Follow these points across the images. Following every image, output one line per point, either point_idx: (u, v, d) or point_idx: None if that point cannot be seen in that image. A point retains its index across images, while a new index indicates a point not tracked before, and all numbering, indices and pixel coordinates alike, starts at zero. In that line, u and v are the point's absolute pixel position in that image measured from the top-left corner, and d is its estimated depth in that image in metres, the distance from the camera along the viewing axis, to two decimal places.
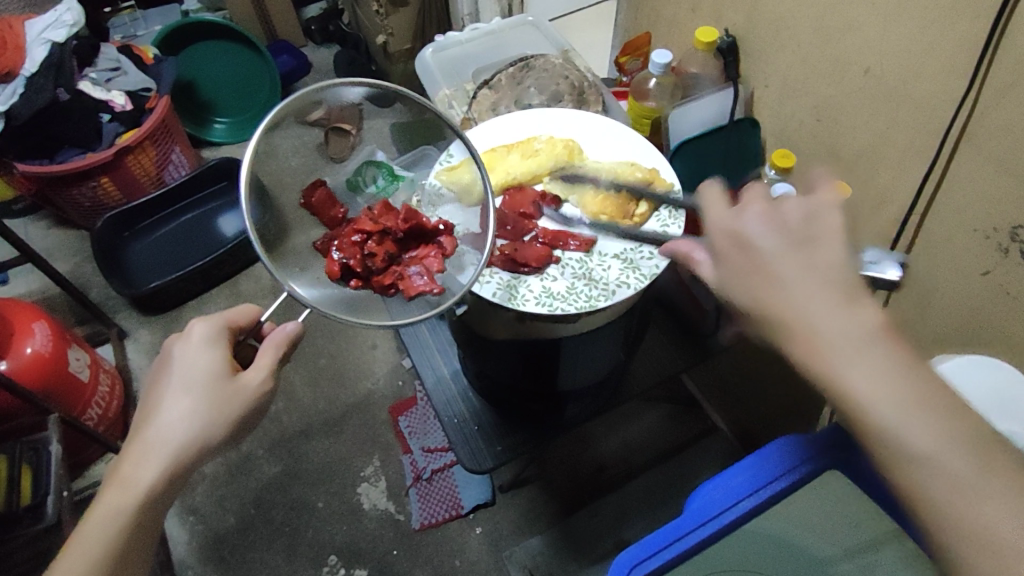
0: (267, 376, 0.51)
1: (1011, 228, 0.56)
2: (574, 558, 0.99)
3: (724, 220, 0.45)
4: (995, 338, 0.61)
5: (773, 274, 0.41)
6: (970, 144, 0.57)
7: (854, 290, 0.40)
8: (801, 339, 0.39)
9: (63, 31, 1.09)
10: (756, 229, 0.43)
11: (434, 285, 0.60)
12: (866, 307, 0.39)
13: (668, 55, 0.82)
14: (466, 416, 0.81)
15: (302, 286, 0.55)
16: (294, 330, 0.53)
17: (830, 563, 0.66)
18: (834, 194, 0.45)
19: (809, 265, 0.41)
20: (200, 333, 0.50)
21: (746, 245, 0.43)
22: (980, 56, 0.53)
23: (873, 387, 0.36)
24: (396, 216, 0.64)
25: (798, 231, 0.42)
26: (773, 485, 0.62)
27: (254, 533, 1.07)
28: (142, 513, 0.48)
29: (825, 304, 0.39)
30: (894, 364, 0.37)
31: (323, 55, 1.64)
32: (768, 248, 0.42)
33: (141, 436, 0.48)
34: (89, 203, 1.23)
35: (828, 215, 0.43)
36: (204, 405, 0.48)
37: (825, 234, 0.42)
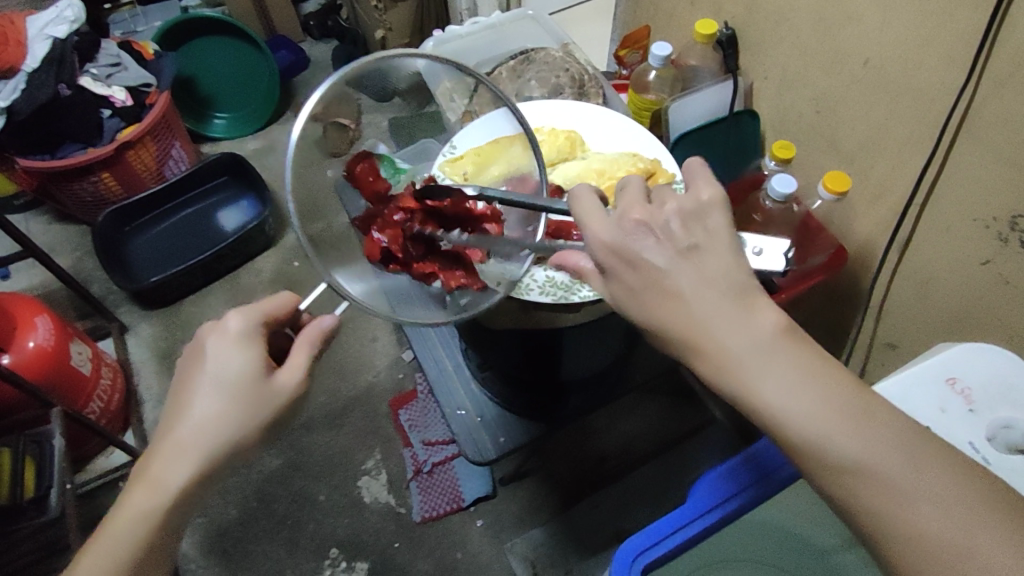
0: (302, 376, 0.51)
1: (1012, 218, 0.56)
2: (575, 551, 1.01)
3: (603, 231, 0.41)
4: (1000, 327, 0.61)
5: (658, 284, 0.39)
6: (969, 135, 0.57)
7: (747, 291, 0.39)
8: (708, 353, 0.38)
9: (64, 27, 1.09)
10: (640, 242, 0.40)
11: (474, 279, 0.62)
12: (760, 308, 0.39)
13: (667, 48, 0.82)
14: (467, 406, 0.84)
15: (349, 279, 0.56)
16: (330, 325, 0.53)
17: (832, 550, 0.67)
18: (713, 186, 0.42)
19: (700, 278, 0.39)
20: (235, 327, 0.50)
21: (635, 262, 0.40)
22: (979, 47, 0.53)
23: (782, 392, 0.37)
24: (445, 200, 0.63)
25: (680, 239, 0.40)
26: (772, 477, 0.64)
27: (255, 526, 1.08)
28: (171, 515, 0.48)
29: (719, 318, 0.38)
30: (801, 368, 0.37)
31: (321, 51, 1.64)
32: (656, 264, 0.39)
33: (171, 435, 0.48)
34: (90, 198, 1.23)
35: (711, 215, 0.40)
36: (238, 406, 0.48)
37: (707, 239, 0.40)
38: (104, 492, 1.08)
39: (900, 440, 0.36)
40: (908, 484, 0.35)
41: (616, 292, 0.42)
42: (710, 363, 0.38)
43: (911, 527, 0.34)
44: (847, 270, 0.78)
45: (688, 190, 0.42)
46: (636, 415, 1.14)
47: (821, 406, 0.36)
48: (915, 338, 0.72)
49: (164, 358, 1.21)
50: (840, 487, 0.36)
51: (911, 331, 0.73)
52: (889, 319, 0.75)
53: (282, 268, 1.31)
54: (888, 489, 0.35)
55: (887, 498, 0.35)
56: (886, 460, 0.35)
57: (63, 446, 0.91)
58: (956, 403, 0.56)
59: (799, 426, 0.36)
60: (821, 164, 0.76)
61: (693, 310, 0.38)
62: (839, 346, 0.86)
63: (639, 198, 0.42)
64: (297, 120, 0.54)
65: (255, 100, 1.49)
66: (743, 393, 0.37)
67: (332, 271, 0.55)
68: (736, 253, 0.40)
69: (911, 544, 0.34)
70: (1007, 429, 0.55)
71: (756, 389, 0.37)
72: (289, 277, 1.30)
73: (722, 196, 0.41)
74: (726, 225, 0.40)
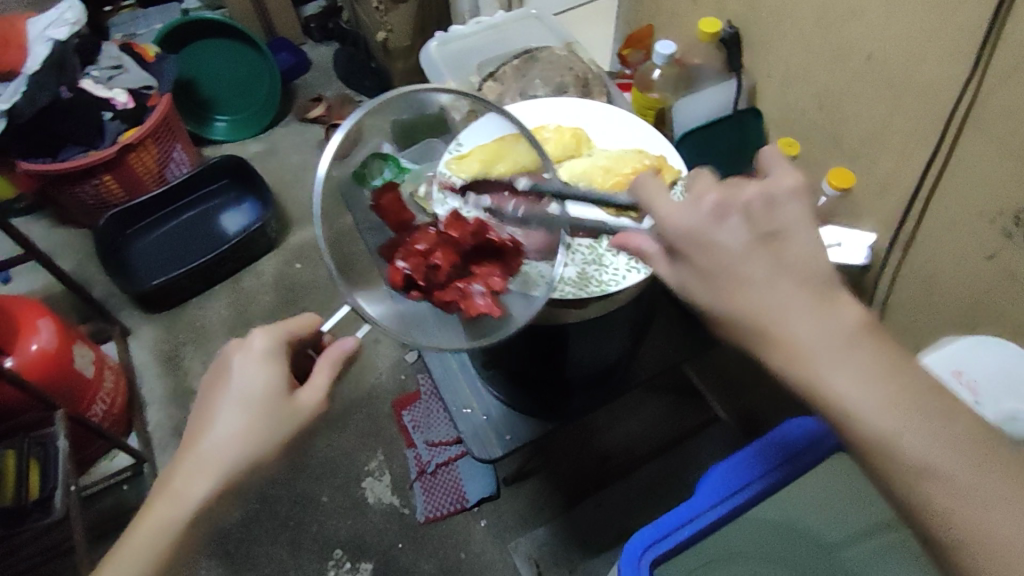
0: (322, 396, 0.53)
1: (1014, 213, 0.57)
2: (581, 548, 1.02)
3: (679, 216, 0.42)
4: (1006, 320, 0.62)
5: (732, 272, 0.40)
6: (973, 130, 0.58)
7: (829, 291, 0.39)
8: (778, 344, 0.39)
9: (65, 29, 1.09)
10: (718, 225, 0.40)
11: (496, 307, 0.60)
12: (842, 303, 0.39)
13: (672, 47, 0.82)
14: (473, 404, 0.84)
15: (369, 302, 0.57)
16: (351, 347, 0.55)
17: (840, 546, 0.69)
18: (792, 174, 0.42)
19: (774, 266, 0.39)
20: (260, 346, 0.53)
21: (709, 245, 0.40)
22: (983, 42, 0.54)
23: (850, 383, 0.37)
24: (465, 228, 0.64)
25: (762, 223, 0.40)
26: (779, 472, 0.64)
27: (258, 527, 1.07)
28: (193, 526, 0.50)
29: (796, 309, 0.39)
30: (877, 364, 0.37)
31: (322, 53, 1.64)
32: (732, 248, 0.40)
33: (195, 450, 0.50)
34: (91, 201, 1.23)
35: (788, 203, 0.41)
36: (259, 423, 0.50)
37: (784, 226, 0.40)
38: (107, 495, 1.08)
39: (971, 443, 0.35)
40: (977, 486, 0.34)
41: (682, 275, 0.43)
42: (776, 351, 0.39)
43: (979, 531, 0.33)
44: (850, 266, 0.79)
45: (769, 179, 0.42)
46: (639, 414, 1.14)
47: (895, 402, 0.36)
48: (921, 333, 0.73)
49: (166, 360, 1.21)
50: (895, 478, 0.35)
51: (918, 325, 0.73)
52: (895, 316, 0.76)
53: (283, 270, 1.31)
54: (956, 488, 0.34)
55: (952, 496, 0.34)
56: (955, 463, 0.35)
57: (67, 448, 0.90)
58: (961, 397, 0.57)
59: (865, 418, 0.36)
60: (826, 160, 0.76)
61: (768, 300, 0.39)
62: None
63: (721, 185, 0.42)
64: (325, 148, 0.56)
65: (256, 102, 1.49)
66: (810, 382, 0.38)
67: (355, 293, 0.56)
68: (792, 246, 0.39)
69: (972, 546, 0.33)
70: (1011, 421, 0.55)
71: (823, 376, 0.37)
72: (291, 278, 1.30)
73: (804, 185, 0.42)
74: (807, 219, 0.41)
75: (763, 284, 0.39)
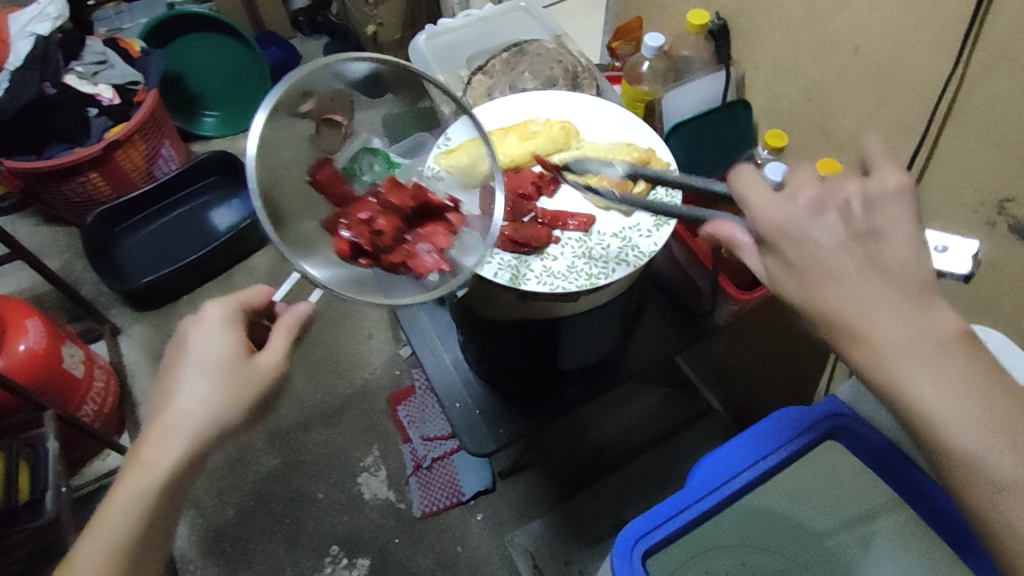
0: (281, 357, 0.54)
1: (999, 202, 0.58)
2: (574, 541, 1.01)
3: (774, 207, 0.42)
4: (993, 309, 0.63)
5: (822, 264, 0.40)
6: (958, 120, 0.58)
7: (922, 293, 0.39)
8: (878, 348, 0.38)
9: (48, 24, 1.07)
10: (815, 218, 0.41)
11: (443, 261, 0.63)
12: (935, 310, 0.39)
13: (660, 38, 0.82)
14: (466, 399, 0.84)
15: (314, 267, 0.57)
16: (305, 310, 0.56)
17: (827, 535, 0.72)
18: (897, 175, 0.43)
19: (868, 264, 0.39)
20: (215, 315, 0.53)
21: (801, 239, 0.41)
22: (967, 33, 0.54)
23: (944, 394, 0.37)
24: (402, 194, 0.66)
25: (859, 222, 0.41)
26: (773, 458, 0.65)
27: (254, 525, 1.07)
28: (164, 495, 0.50)
29: (900, 315, 0.38)
30: (971, 375, 0.37)
31: (310, 47, 1.63)
32: (823, 245, 0.40)
33: (160, 420, 0.50)
34: (78, 199, 1.22)
35: (889, 205, 0.42)
36: (222, 387, 0.50)
37: (882, 227, 0.41)
38: (100, 496, 1.08)
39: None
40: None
41: (767, 265, 0.43)
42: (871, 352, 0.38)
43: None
44: None
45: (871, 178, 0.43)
46: (633, 406, 1.15)
47: (987, 412, 0.36)
48: None
49: (158, 359, 1.20)
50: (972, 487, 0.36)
51: None
52: None
53: (275, 267, 1.30)
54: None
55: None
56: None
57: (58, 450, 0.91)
58: None
59: (956, 425, 0.36)
60: (815, 151, 0.76)
61: (856, 297, 0.39)
62: None
63: (819, 182, 0.43)
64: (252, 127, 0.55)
65: (244, 97, 1.47)
66: (903, 387, 0.37)
67: (299, 260, 0.56)
68: None
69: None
70: None
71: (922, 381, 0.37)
72: (282, 275, 1.30)
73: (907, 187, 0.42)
74: (907, 221, 0.41)
75: (859, 281, 0.39)
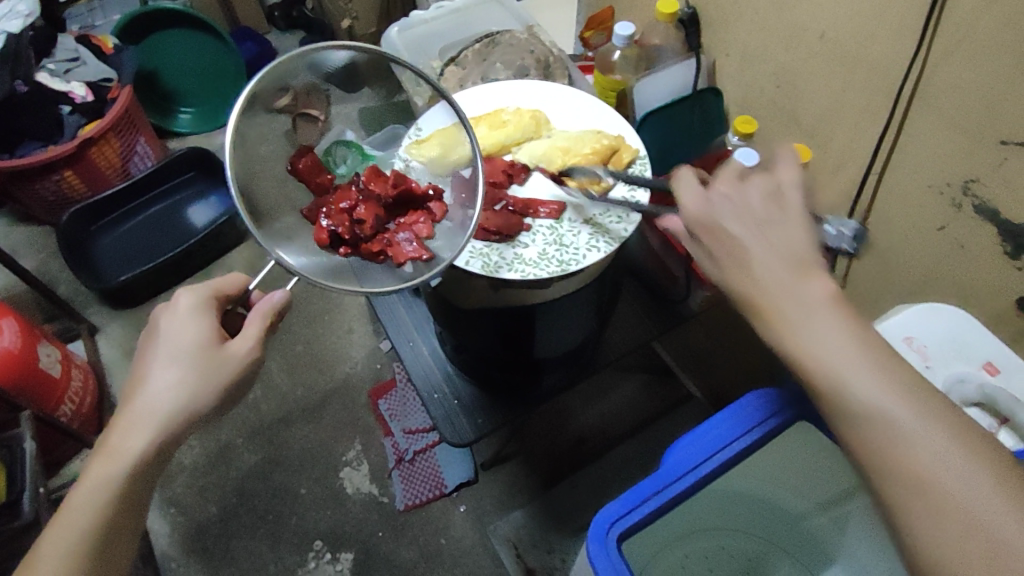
0: (255, 344, 0.54)
1: (963, 183, 0.58)
2: (557, 527, 1.03)
3: (694, 204, 0.47)
4: (957, 289, 0.64)
5: (737, 251, 0.44)
6: (921, 104, 0.59)
7: (810, 264, 0.43)
8: (758, 308, 0.42)
9: (16, 21, 1.04)
10: (725, 210, 0.46)
11: (424, 251, 0.62)
12: (820, 277, 0.42)
13: (631, 27, 0.83)
14: (444, 389, 0.84)
15: (290, 255, 0.58)
16: (282, 299, 0.56)
17: (803, 517, 0.73)
18: (791, 169, 0.48)
19: (771, 246, 0.44)
20: (186, 302, 0.53)
21: (716, 230, 0.46)
22: (927, 19, 0.55)
23: (816, 343, 0.40)
24: (384, 182, 0.66)
25: (761, 211, 0.45)
26: (747, 437, 0.64)
27: (236, 522, 1.07)
28: (133, 482, 0.50)
29: (783, 280, 0.42)
30: (847, 330, 0.40)
31: (287, 43, 1.62)
32: (734, 233, 0.45)
33: (130, 407, 0.51)
34: (52, 197, 1.21)
35: (788, 193, 0.46)
36: (192, 373, 0.51)
37: (784, 213, 0.45)
38: None
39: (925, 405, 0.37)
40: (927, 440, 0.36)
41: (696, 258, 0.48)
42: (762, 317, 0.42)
43: (930, 481, 0.35)
44: None
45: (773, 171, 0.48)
46: (614, 394, 1.16)
47: (857, 359, 0.39)
48: (878, 304, 0.75)
49: None
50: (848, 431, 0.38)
51: (877, 295, 0.74)
52: (854, 289, 0.77)
53: (254, 263, 1.30)
54: (905, 442, 0.36)
55: (899, 446, 0.36)
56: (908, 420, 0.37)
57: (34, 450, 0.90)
58: (913, 361, 0.58)
59: (829, 371, 0.39)
60: (784, 137, 0.77)
61: (762, 276, 0.43)
62: None
63: (731, 177, 0.48)
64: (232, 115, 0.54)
65: (221, 92, 1.47)
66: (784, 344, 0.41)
67: (274, 245, 0.57)
68: None
69: (917, 497, 0.35)
70: (960, 383, 0.57)
71: (794, 333, 0.40)
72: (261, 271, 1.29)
73: (800, 177, 0.47)
74: (803, 205, 0.46)
75: (760, 261, 0.43)
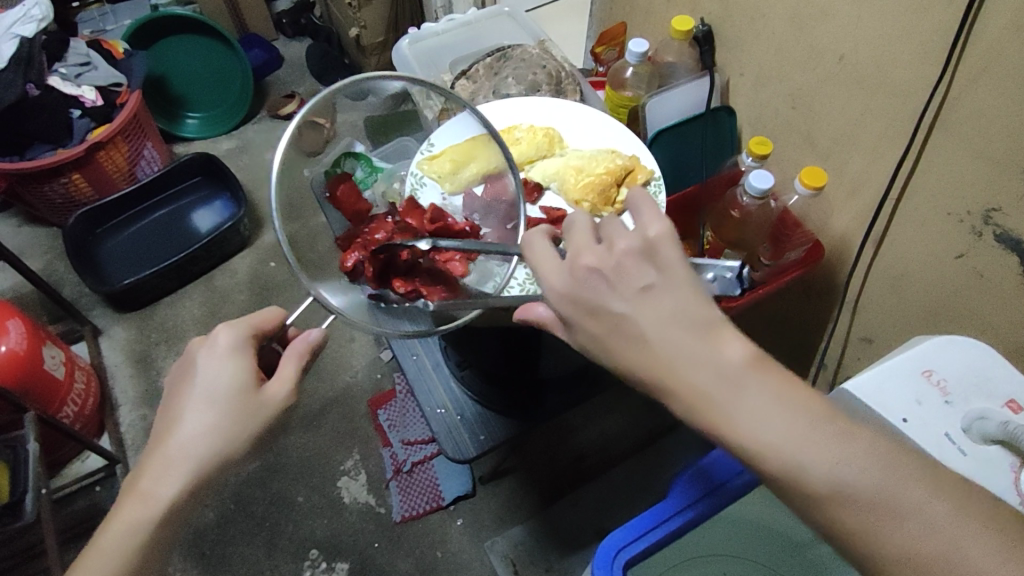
0: (290, 389, 0.53)
1: (985, 212, 0.57)
2: (557, 548, 1.02)
3: (558, 280, 0.40)
4: (972, 321, 0.62)
5: (623, 327, 0.38)
6: (943, 130, 0.58)
7: (713, 326, 0.37)
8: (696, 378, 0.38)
9: (32, 26, 1.06)
10: (595, 289, 0.38)
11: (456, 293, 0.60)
12: (724, 340, 0.37)
13: (645, 45, 0.82)
14: (448, 405, 0.83)
15: (330, 295, 0.55)
16: (316, 338, 0.55)
17: (809, 544, 0.68)
18: (660, 220, 0.40)
19: (657, 319, 0.37)
20: (224, 341, 0.52)
21: (593, 310, 0.39)
22: (952, 44, 0.54)
23: (756, 420, 0.36)
24: (421, 215, 0.66)
25: (634, 279, 0.38)
26: (739, 480, 0.64)
27: (233, 529, 1.06)
28: (163, 527, 0.49)
29: (689, 353, 0.37)
30: (777, 396, 0.36)
31: (296, 49, 1.62)
32: (614, 311, 0.38)
33: (161, 450, 0.49)
34: (59, 199, 1.21)
35: (663, 249, 0.38)
36: (227, 421, 0.50)
37: (661, 275, 0.38)
38: (80, 497, 1.07)
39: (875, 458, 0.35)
40: (892, 492, 0.34)
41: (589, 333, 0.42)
42: (677, 400, 0.37)
43: (894, 543, 0.34)
44: (823, 265, 0.79)
45: (635, 224, 0.40)
46: (614, 413, 1.15)
47: (803, 432, 0.35)
48: (887, 331, 0.74)
49: (139, 360, 1.19)
50: (803, 501, 0.35)
51: (886, 324, 0.74)
52: (864, 313, 0.76)
53: (257, 269, 1.30)
54: (866, 508, 0.34)
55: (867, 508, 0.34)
56: (866, 479, 0.35)
57: (38, 451, 0.89)
58: (932, 395, 0.56)
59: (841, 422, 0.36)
60: (798, 159, 0.76)
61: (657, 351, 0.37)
62: (816, 337, 0.86)
63: (586, 241, 0.40)
64: (280, 139, 0.55)
65: (230, 98, 1.47)
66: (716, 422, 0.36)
67: (315, 284, 0.55)
68: None
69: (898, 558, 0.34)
70: (981, 421, 0.55)
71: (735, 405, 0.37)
72: (265, 278, 1.29)
73: (670, 230, 0.39)
74: (681, 261, 0.38)
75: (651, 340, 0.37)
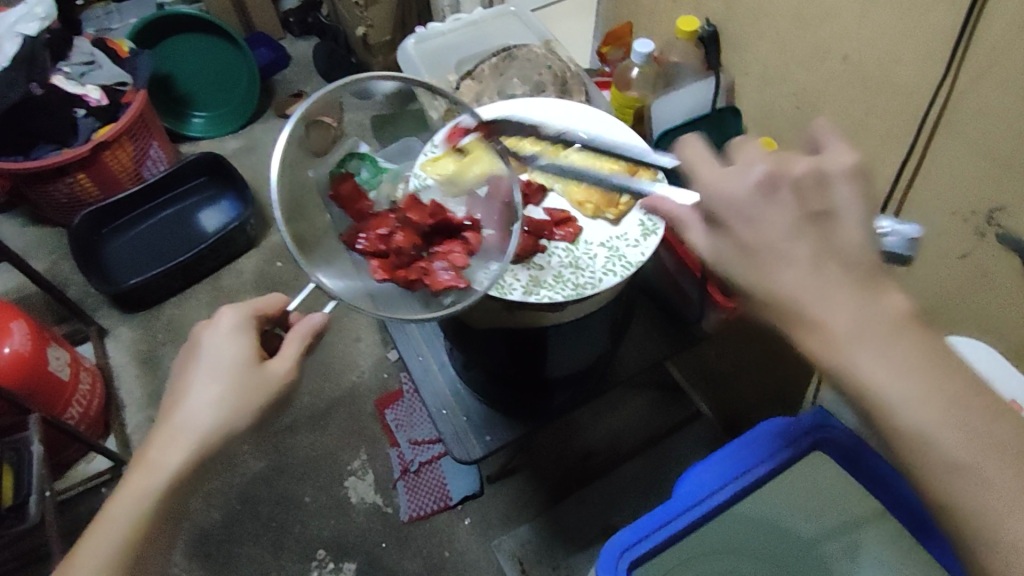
0: (292, 365, 0.53)
1: (989, 211, 0.57)
2: (563, 546, 1.02)
3: (726, 186, 0.40)
4: (979, 322, 0.63)
5: (773, 250, 0.38)
6: (946, 131, 0.58)
7: (871, 277, 0.37)
8: None
9: (35, 24, 1.06)
10: (769, 200, 0.39)
11: (460, 278, 0.61)
12: (886, 292, 0.37)
13: (650, 45, 0.83)
14: (453, 406, 0.84)
15: (330, 279, 0.57)
16: (319, 322, 0.55)
17: (815, 542, 0.71)
18: (850, 153, 0.40)
19: (824, 245, 0.38)
20: (228, 321, 0.53)
21: (753, 218, 0.39)
22: (955, 45, 0.54)
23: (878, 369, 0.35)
24: (422, 210, 0.66)
25: (813, 202, 0.38)
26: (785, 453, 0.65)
27: (239, 529, 1.07)
28: (169, 495, 0.50)
29: (838, 292, 0.37)
30: (918, 355, 0.35)
31: (301, 47, 1.62)
32: (778, 223, 0.38)
33: (168, 422, 0.50)
34: (65, 200, 1.21)
35: (840, 182, 0.39)
36: (231, 393, 0.50)
37: (842, 206, 0.38)
38: (87, 498, 1.08)
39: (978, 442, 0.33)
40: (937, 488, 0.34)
41: None
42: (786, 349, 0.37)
43: None
44: None
45: (824, 153, 0.40)
46: (621, 411, 1.15)
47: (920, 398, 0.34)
48: None
49: (144, 361, 1.20)
50: None
51: None
52: None
53: (264, 269, 1.30)
54: None
55: None
56: (976, 459, 0.33)
57: (42, 453, 0.90)
58: None
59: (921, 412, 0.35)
60: None
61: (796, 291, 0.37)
62: None
63: (762, 156, 0.40)
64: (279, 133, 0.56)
65: (235, 96, 1.47)
66: None
67: (320, 271, 0.56)
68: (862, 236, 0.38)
69: None
70: None
71: None
72: (271, 278, 1.29)
73: (860, 164, 0.40)
74: (853, 199, 0.39)
75: (809, 265, 0.37)
